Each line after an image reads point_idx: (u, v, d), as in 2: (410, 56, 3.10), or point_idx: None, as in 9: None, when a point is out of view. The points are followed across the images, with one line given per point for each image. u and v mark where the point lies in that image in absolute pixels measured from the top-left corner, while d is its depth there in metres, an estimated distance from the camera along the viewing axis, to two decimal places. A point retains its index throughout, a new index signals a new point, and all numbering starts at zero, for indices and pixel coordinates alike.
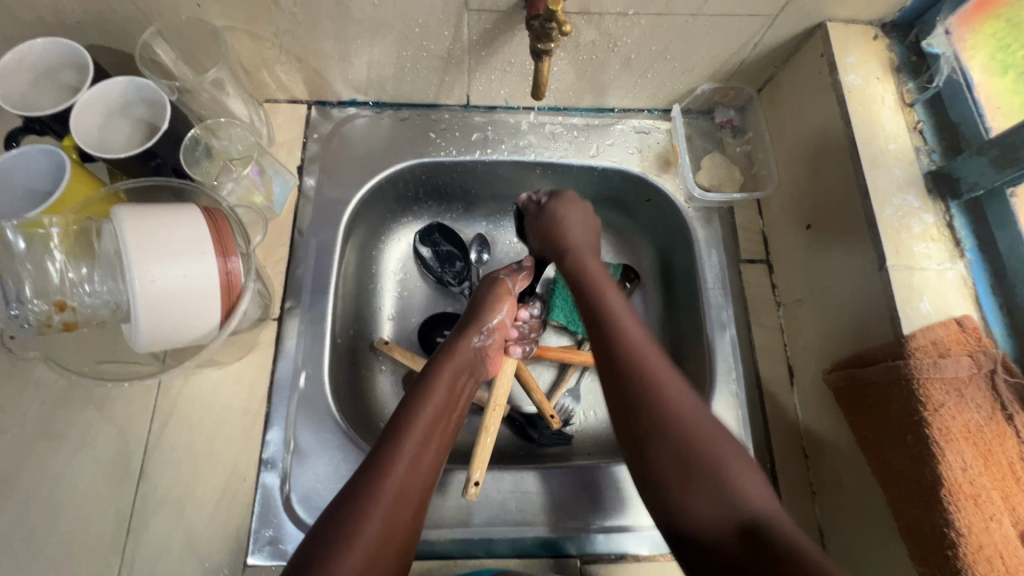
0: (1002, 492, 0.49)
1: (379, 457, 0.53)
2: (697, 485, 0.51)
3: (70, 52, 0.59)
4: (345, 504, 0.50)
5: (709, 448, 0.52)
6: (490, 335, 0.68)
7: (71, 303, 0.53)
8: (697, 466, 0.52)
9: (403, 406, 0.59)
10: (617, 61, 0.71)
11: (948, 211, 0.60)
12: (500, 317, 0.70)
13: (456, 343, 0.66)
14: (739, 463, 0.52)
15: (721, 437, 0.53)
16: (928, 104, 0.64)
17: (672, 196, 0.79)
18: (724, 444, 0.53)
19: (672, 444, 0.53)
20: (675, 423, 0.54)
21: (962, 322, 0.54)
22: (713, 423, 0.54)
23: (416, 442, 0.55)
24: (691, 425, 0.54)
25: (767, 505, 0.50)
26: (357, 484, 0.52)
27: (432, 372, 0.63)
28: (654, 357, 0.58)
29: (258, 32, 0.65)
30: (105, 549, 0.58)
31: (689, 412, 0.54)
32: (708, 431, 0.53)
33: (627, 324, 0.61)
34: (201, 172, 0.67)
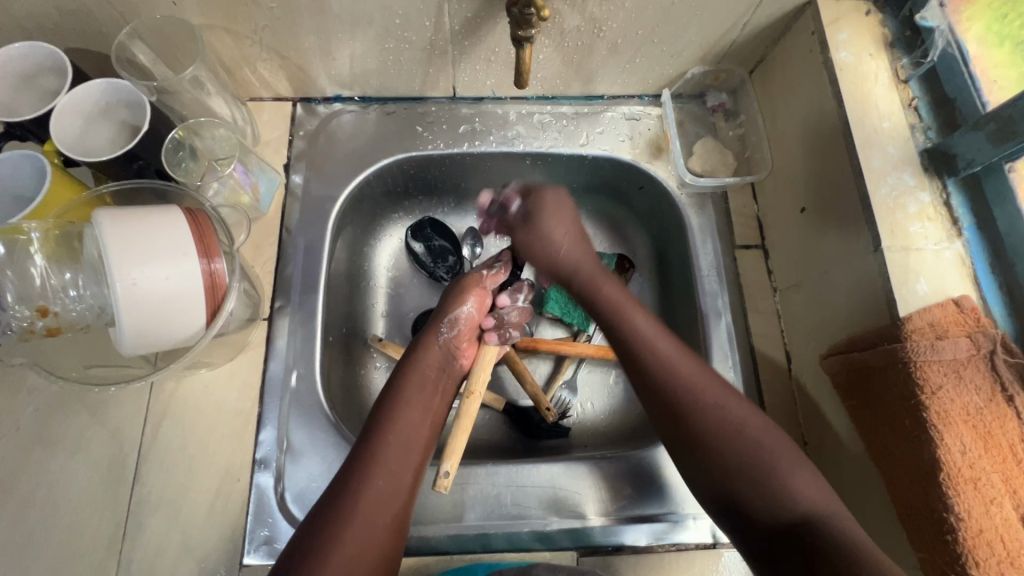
0: (1003, 475, 0.48)
1: (354, 468, 0.54)
2: (755, 507, 0.51)
3: (47, 56, 0.58)
4: (325, 514, 0.51)
5: (758, 453, 0.53)
6: (456, 324, 0.68)
7: (53, 309, 0.53)
8: (753, 473, 0.52)
9: (374, 415, 0.59)
10: (603, 46, 0.70)
11: (946, 189, 0.58)
12: (466, 312, 0.68)
13: (420, 343, 0.66)
14: (802, 476, 0.52)
15: (772, 437, 0.54)
16: (923, 79, 0.62)
17: (664, 182, 0.77)
18: (776, 441, 0.54)
19: (713, 436, 0.54)
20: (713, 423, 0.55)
21: (960, 302, 0.52)
22: (761, 421, 0.55)
23: (387, 450, 0.56)
24: (742, 424, 0.55)
25: (824, 503, 0.50)
26: (336, 495, 0.52)
27: (399, 378, 0.63)
28: (683, 362, 0.59)
29: (237, 29, 0.64)
30: (101, 552, 0.59)
31: (746, 426, 0.55)
32: (753, 427, 0.55)
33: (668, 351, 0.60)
34: (183, 173, 0.66)
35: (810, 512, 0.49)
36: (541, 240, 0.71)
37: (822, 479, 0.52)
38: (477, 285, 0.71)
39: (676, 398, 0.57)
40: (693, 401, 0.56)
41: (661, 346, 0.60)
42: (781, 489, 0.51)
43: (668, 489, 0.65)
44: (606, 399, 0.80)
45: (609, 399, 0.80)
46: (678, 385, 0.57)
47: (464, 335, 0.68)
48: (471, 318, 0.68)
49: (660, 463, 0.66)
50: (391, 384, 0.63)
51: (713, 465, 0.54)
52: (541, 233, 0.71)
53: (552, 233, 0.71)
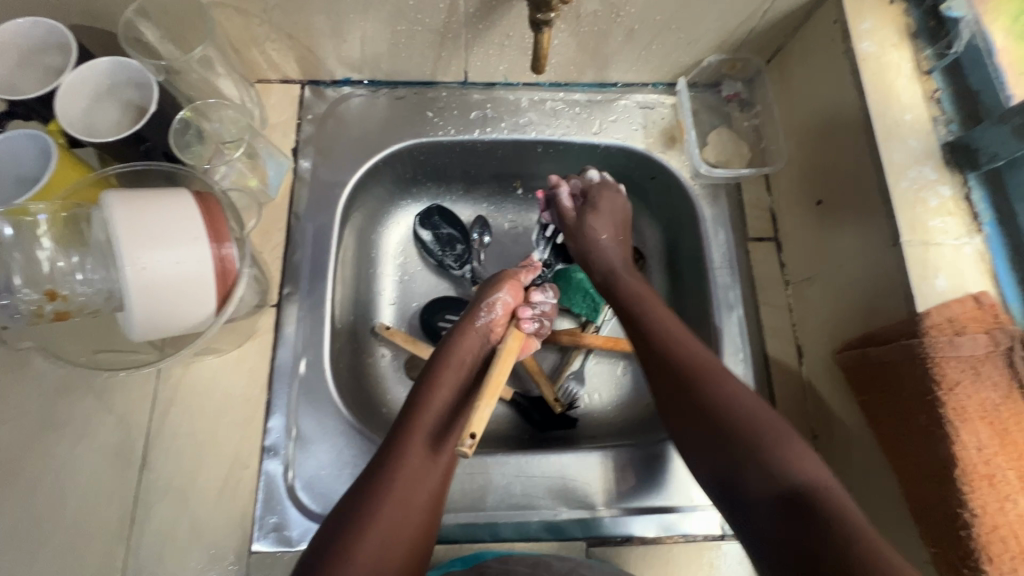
0: (1018, 472, 0.48)
1: (387, 463, 0.53)
2: (746, 476, 0.50)
3: (51, 33, 0.57)
4: (354, 512, 0.50)
5: (760, 434, 0.51)
6: (498, 302, 0.66)
7: (62, 292, 0.51)
8: (748, 438, 0.51)
9: (408, 409, 0.58)
10: (620, 32, 0.68)
11: (967, 183, 0.57)
12: (502, 303, 0.66)
13: (452, 344, 0.62)
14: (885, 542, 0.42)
15: (776, 426, 0.52)
16: (946, 71, 0.61)
17: (677, 173, 0.76)
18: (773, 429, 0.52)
19: (728, 414, 0.53)
20: (723, 403, 0.54)
21: (979, 298, 0.52)
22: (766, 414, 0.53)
23: (424, 448, 0.54)
24: (746, 415, 0.53)
25: (822, 484, 0.47)
26: (365, 491, 0.51)
27: (437, 365, 0.61)
28: (706, 363, 0.57)
29: (247, 7, 0.62)
30: (108, 538, 0.58)
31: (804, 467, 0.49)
32: (761, 417, 0.53)
33: (742, 393, 0.55)
34: (192, 156, 0.65)
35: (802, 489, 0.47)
36: (588, 234, 0.71)
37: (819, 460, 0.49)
38: (512, 276, 0.68)
39: (752, 432, 0.51)
40: (758, 430, 0.52)
41: (681, 339, 0.59)
42: (775, 464, 0.49)
43: (660, 486, 0.65)
44: (614, 390, 0.79)
45: (617, 390, 0.79)
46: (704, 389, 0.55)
47: (502, 320, 0.66)
48: (506, 306, 0.66)
49: (654, 461, 0.66)
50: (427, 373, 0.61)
51: (754, 483, 0.49)
52: (590, 230, 0.71)
53: (599, 232, 0.71)
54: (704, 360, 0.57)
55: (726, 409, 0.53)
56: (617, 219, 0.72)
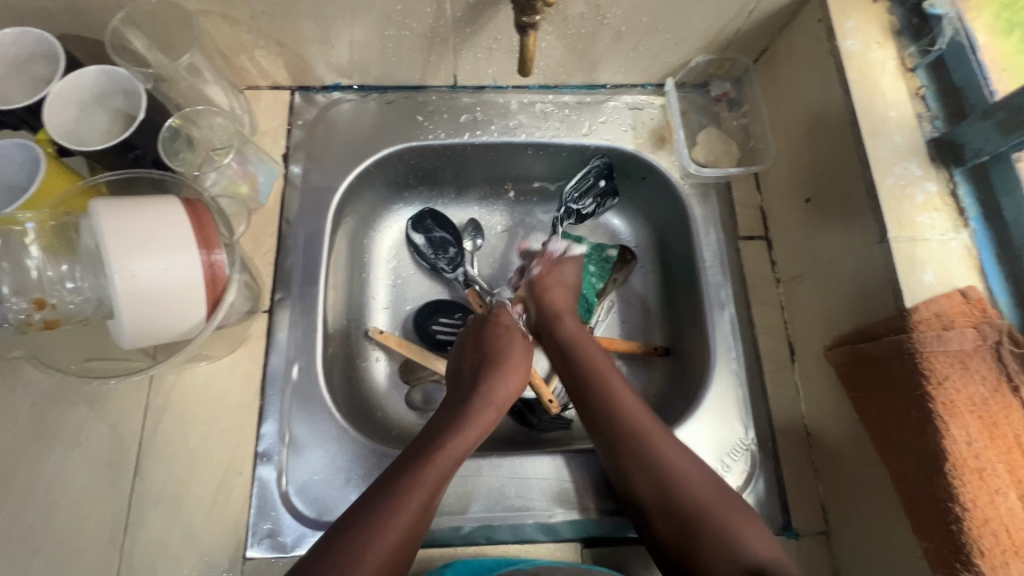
0: (1009, 465, 0.48)
1: (410, 470, 0.56)
2: (653, 504, 0.58)
3: (40, 42, 0.57)
4: (371, 512, 0.52)
5: (644, 456, 0.59)
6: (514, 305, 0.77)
7: (50, 300, 0.52)
8: (640, 464, 0.59)
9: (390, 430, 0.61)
10: (608, 34, 0.69)
11: (952, 179, 0.57)
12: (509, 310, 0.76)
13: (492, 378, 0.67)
14: (735, 520, 0.56)
15: (665, 441, 0.60)
16: (930, 68, 0.61)
17: (667, 173, 0.77)
18: (653, 431, 0.61)
19: (654, 458, 0.59)
20: (639, 441, 0.60)
21: (966, 293, 0.52)
22: (649, 420, 0.62)
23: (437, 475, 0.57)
24: (626, 433, 0.61)
25: (695, 486, 0.58)
26: (382, 497, 0.54)
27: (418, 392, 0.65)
28: (629, 402, 0.64)
29: (233, 13, 0.62)
30: (102, 547, 0.58)
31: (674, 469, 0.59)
32: (642, 425, 0.61)
33: (662, 442, 0.60)
34: (182, 163, 0.65)
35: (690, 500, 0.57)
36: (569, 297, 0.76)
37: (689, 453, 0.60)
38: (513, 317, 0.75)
39: (649, 462, 0.59)
40: (640, 444, 0.60)
41: (613, 383, 0.66)
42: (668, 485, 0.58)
43: None
44: None
45: None
46: (633, 439, 0.61)
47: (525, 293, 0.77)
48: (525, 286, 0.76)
49: None
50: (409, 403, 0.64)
51: (654, 508, 0.58)
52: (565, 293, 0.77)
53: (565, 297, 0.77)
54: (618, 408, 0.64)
55: (650, 461, 0.59)
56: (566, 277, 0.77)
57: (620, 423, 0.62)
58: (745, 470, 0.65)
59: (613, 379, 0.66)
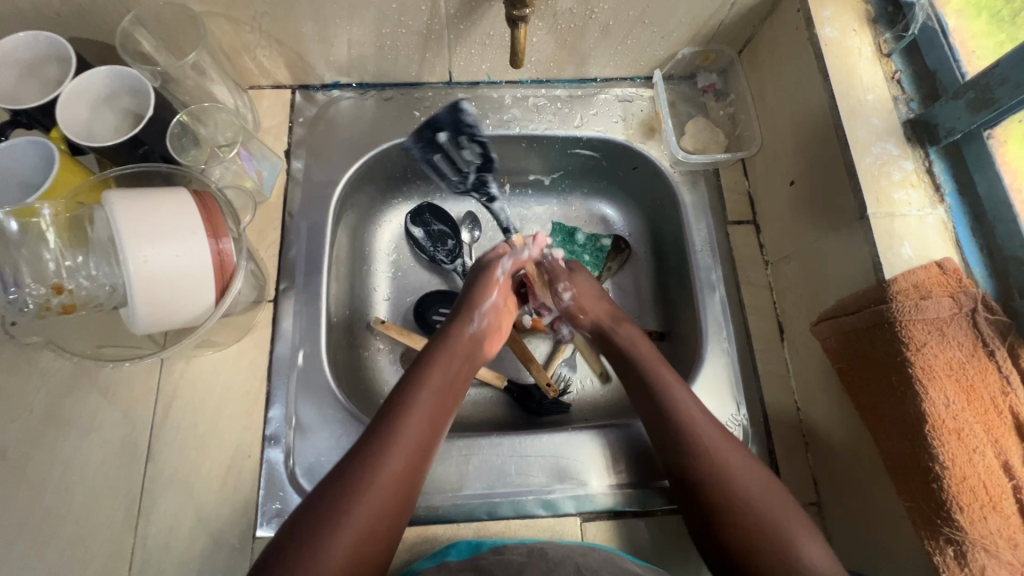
0: (985, 425, 0.50)
1: (382, 430, 0.57)
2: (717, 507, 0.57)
3: (51, 45, 0.60)
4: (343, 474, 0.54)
5: (716, 459, 0.59)
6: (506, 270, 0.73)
7: (68, 287, 0.54)
8: (709, 471, 0.58)
9: (400, 398, 0.60)
10: (596, 28, 0.72)
11: (928, 157, 0.60)
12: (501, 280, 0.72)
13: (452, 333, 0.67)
14: (800, 531, 0.54)
15: (728, 448, 0.59)
16: (905, 53, 0.64)
17: (657, 161, 0.79)
18: (716, 438, 0.60)
19: (720, 463, 0.58)
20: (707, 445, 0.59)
21: (942, 265, 0.55)
22: (714, 425, 0.61)
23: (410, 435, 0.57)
24: (711, 440, 0.60)
25: (759, 496, 0.56)
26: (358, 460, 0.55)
27: (428, 365, 0.63)
28: (682, 392, 0.63)
29: (236, 14, 0.65)
30: (117, 527, 0.61)
31: (744, 473, 0.58)
32: (710, 435, 0.60)
33: (725, 452, 0.59)
34: (189, 158, 0.68)
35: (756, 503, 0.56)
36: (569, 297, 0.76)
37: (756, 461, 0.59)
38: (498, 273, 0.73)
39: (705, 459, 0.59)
40: (704, 447, 0.59)
41: (677, 394, 0.63)
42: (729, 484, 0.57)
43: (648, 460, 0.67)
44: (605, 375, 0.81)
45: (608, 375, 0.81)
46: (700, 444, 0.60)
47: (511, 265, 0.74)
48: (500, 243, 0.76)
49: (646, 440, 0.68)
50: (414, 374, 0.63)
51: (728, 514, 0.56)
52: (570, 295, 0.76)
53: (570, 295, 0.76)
54: (697, 417, 0.61)
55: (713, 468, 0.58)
56: (587, 289, 0.75)
57: (685, 431, 0.61)
58: None
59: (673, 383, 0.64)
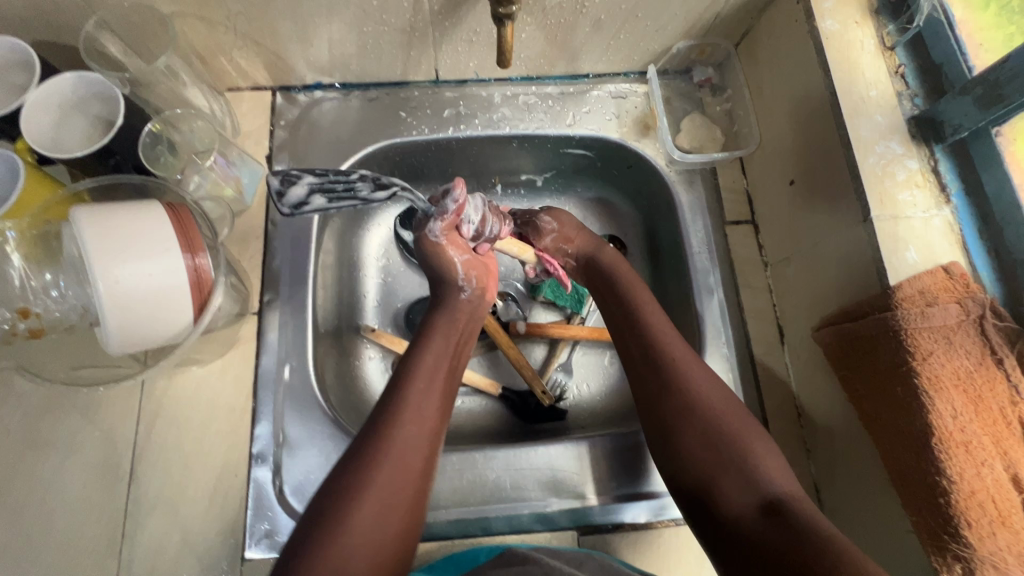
0: (993, 437, 0.48)
1: (379, 424, 0.52)
2: (682, 431, 0.56)
3: (13, 50, 0.57)
4: (340, 480, 0.49)
5: (680, 388, 0.57)
6: (469, 281, 0.64)
7: (35, 310, 0.52)
8: (674, 399, 0.57)
9: (392, 397, 0.54)
10: (587, 23, 0.69)
11: (933, 156, 0.58)
12: (469, 290, 0.64)
13: (438, 314, 0.63)
14: (761, 445, 0.54)
15: (691, 365, 0.59)
16: (909, 46, 0.61)
17: (653, 160, 0.77)
18: (691, 367, 0.58)
19: (671, 398, 0.57)
20: (677, 367, 0.58)
21: (949, 269, 0.53)
22: (685, 350, 0.60)
23: (409, 423, 0.52)
24: (677, 357, 0.59)
25: (727, 414, 0.55)
26: (357, 461, 0.50)
27: (414, 352, 0.58)
28: (652, 316, 0.63)
29: (209, 15, 0.62)
30: (101, 552, 0.59)
31: (705, 390, 0.57)
32: (674, 352, 0.59)
33: (700, 378, 0.58)
34: (163, 168, 0.66)
35: (728, 434, 0.54)
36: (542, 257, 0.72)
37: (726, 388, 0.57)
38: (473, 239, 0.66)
39: (671, 381, 0.58)
40: (676, 371, 0.58)
41: (653, 317, 0.62)
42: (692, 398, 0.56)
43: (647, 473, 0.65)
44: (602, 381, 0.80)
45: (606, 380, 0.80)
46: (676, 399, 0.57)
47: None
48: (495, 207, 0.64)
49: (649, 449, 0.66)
50: (400, 372, 0.57)
51: (689, 444, 0.55)
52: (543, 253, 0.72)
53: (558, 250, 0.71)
54: (676, 350, 0.59)
55: (693, 394, 0.57)
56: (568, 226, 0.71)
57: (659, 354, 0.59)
58: None
59: (653, 314, 0.63)
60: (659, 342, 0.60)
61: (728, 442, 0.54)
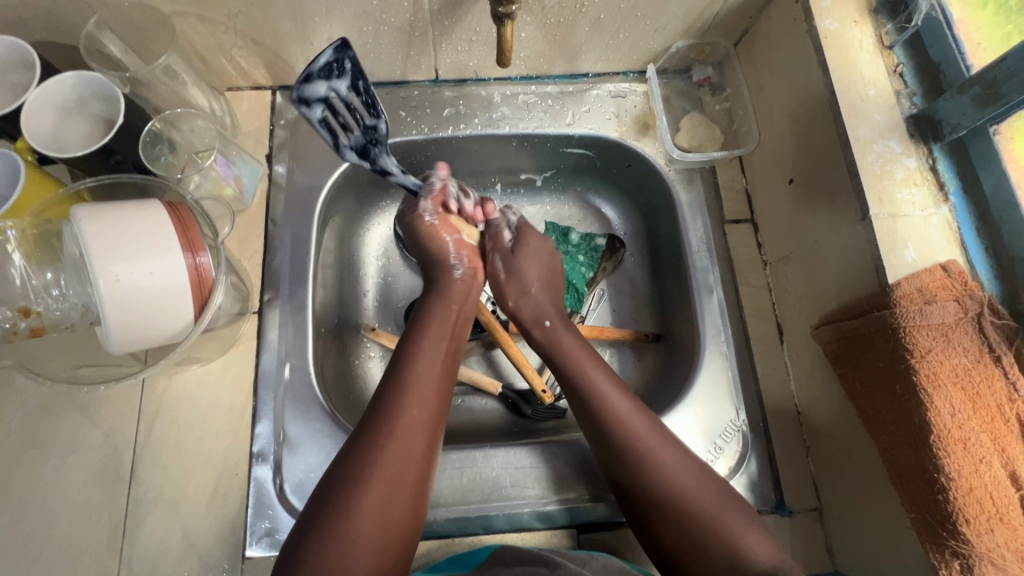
0: (992, 435, 0.48)
1: (378, 415, 0.53)
2: (662, 518, 0.54)
3: (13, 50, 0.57)
4: (347, 464, 0.50)
5: (628, 457, 0.56)
6: (461, 259, 0.67)
7: (36, 309, 0.52)
8: (644, 485, 0.55)
9: (386, 391, 0.55)
10: (587, 22, 0.69)
11: (932, 154, 0.58)
12: (461, 268, 0.67)
13: (438, 301, 0.63)
14: (740, 521, 0.53)
15: (636, 429, 0.57)
16: (908, 45, 0.62)
17: (652, 159, 0.77)
18: (638, 427, 0.57)
19: (649, 480, 0.55)
20: (654, 472, 0.55)
21: (947, 267, 0.53)
22: (636, 416, 0.58)
23: (410, 409, 0.53)
24: (627, 429, 0.57)
25: (698, 498, 0.54)
26: (360, 448, 0.51)
27: (411, 346, 0.58)
28: (584, 358, 0.62)
29: (209, 14, 0.62)
30: (102, 551, 0.59)
31: (675, 469, 0.55)
32: (638, 428, 0.57)
33: (668, 458, 0.56)
34: (163, 167, 0.66)
35: (682, 499, 0.54)
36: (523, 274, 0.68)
37: (691, 460, 0.56)
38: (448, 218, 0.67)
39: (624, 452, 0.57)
40: (626, 433, 0.57)
41: (611, 396, 0.59)
42: (652, 481, 0.55)
43: None
44: None
45: None
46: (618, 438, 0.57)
47: (436, 207, 0.66)
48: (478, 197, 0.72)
49: None
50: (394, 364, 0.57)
51: (667, 527, 0.54)
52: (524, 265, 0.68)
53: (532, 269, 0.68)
54: (628, 417, 0.58)
55: (657, 483, 0.55)
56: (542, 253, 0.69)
57: (610, 425, 0.58)
58: (739, 450, 0.66)
59: (605, 388, 0.60)
60: (614, 417, 0.58)
61: (692, 522, 0.53)
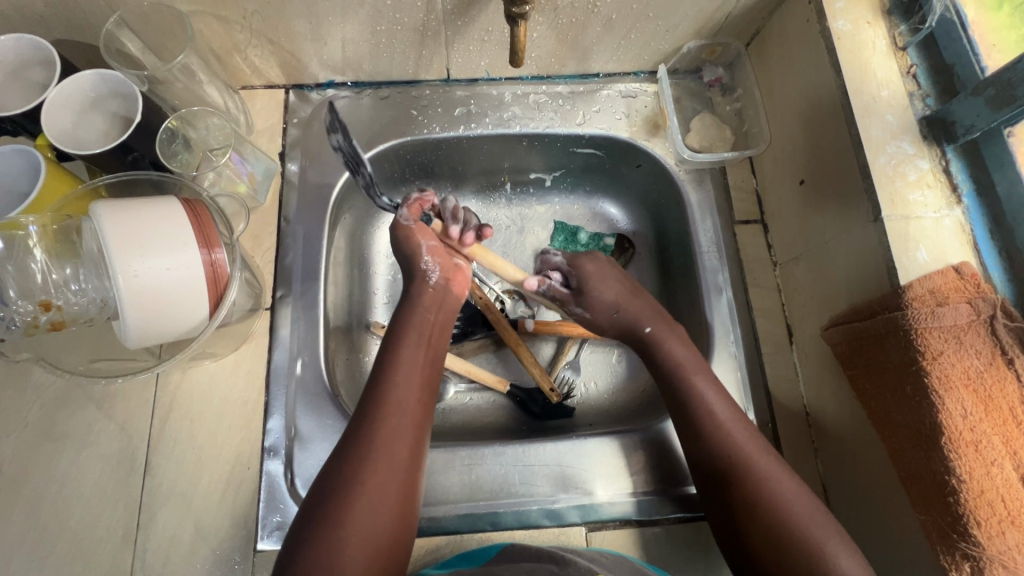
0: (1003, 437, 0.48)
1: (364, 424, 0.54)
2: (756, 519, 0.55)
3: (35, 48, 0.58)
4: (331, 481, 0.51)
5: (734, 461, 0.57)
6: (434, 265, 0.64)
7: (57, 303, 0.53)
8: (740, 490, 0.56)
9: (367, 401, 0.56)
10: (599, 23, 0.69)
11: (945, 156, 0.58)
12: (435, 275, 0.64)
13: (410, 312, 0.62)
14: (832, 538, 0.53)
15: (735, 437, 0.59)
16: (921, 46, 0.61)
17: (662, 160, 0.77)
18: (738, 436, 0.59)
19: (748, 480, 0.56)
20: (764, 483, 0.55)
21: (959, 269, 0.53)
22: (741, 426, 0.59)
23: (394, 421, 0.54)
24: (728, 437, 0.59)
25: (796, 502, 0.54)
26: (347, 463, 0.52)
27: (388, 356, 0.59)
28: (691, 364, 0.63)
29: (226, 13, 0.63)
30: (117, 543, 0.60)
31: (784, 479, 0.56)
32: (736, 434, 0.59)
33: (768, 466, 0.57)
34: (180, 164, 0.67)
35: (782, 509, 0.54)
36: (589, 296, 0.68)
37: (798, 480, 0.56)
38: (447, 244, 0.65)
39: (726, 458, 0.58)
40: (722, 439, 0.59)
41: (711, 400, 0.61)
42: (754, 485, 0.56)
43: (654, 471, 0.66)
44: (610, 378, 0.80)
45: (614, 378, 0.80)
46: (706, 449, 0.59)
47: (413, 213, 0.63)
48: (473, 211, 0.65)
49: (654, 448, 0.67)
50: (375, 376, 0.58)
51: (758, 529, 0.54)
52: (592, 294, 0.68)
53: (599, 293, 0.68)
54: (730, 423, 0.59)
55: (756, 485, 0.56)
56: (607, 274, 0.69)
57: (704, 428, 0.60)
58: None
59: (708, 392, 0.61)
60: (713, 422, 0.60)
61: (786, 530, 0.53)
